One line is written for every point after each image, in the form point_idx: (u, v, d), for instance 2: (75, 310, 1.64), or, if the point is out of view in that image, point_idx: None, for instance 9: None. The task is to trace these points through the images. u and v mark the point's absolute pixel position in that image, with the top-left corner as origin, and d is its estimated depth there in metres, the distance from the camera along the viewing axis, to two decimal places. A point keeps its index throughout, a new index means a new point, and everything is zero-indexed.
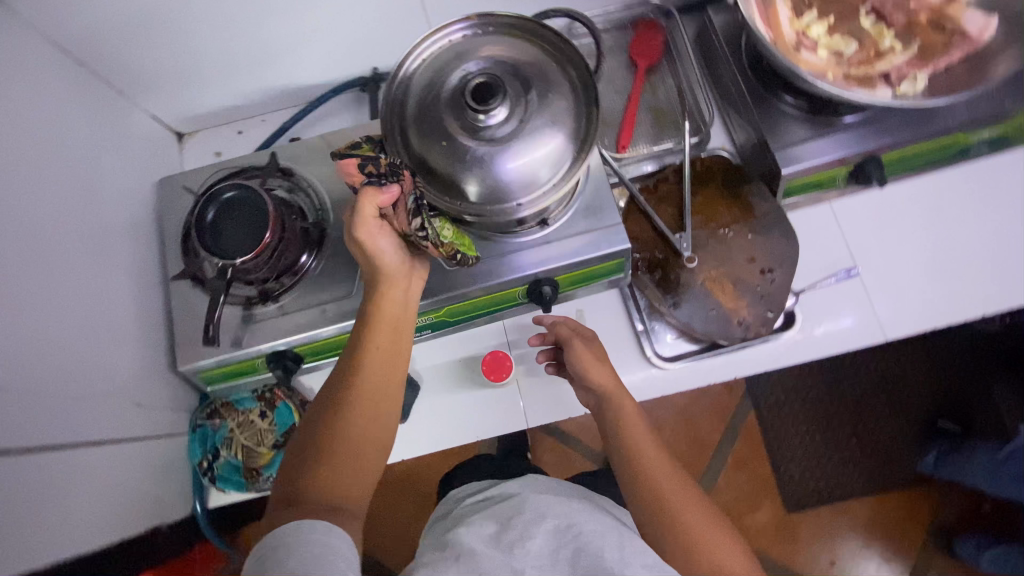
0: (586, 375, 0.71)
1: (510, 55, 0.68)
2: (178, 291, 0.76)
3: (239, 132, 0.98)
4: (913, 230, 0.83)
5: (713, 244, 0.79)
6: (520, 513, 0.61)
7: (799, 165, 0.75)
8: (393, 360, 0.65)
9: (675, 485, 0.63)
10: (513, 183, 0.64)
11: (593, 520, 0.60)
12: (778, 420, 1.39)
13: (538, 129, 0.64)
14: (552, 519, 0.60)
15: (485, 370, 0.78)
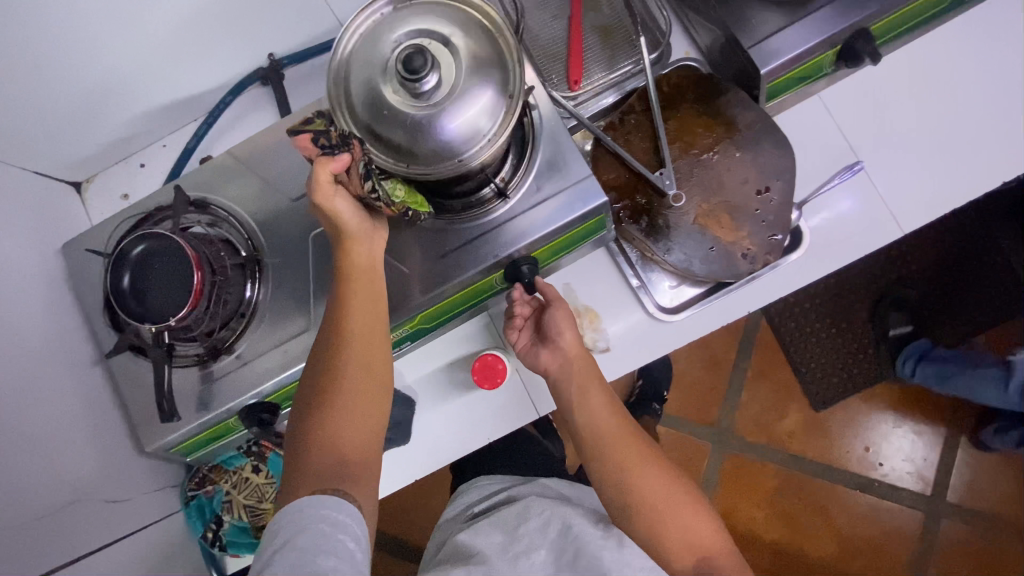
0: (552, 339, 0.67)
1: (446, 17, 0.55)
2: (120, 367, 0.68)
3: (142, 164, 0.85)
4: (915, 103, 0.73)
5: (698, 173, 0.69)
6: (524, 522, 0.60)
7: (779, 60, 0.64)
8: (375, 329, 0.59)
9: (634, 454, 0.60)
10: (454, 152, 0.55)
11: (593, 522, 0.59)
12: (792, 326, 1.33)
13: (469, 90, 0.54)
14: (555, 524, 0.59)
15: (476, 381, 0.72)
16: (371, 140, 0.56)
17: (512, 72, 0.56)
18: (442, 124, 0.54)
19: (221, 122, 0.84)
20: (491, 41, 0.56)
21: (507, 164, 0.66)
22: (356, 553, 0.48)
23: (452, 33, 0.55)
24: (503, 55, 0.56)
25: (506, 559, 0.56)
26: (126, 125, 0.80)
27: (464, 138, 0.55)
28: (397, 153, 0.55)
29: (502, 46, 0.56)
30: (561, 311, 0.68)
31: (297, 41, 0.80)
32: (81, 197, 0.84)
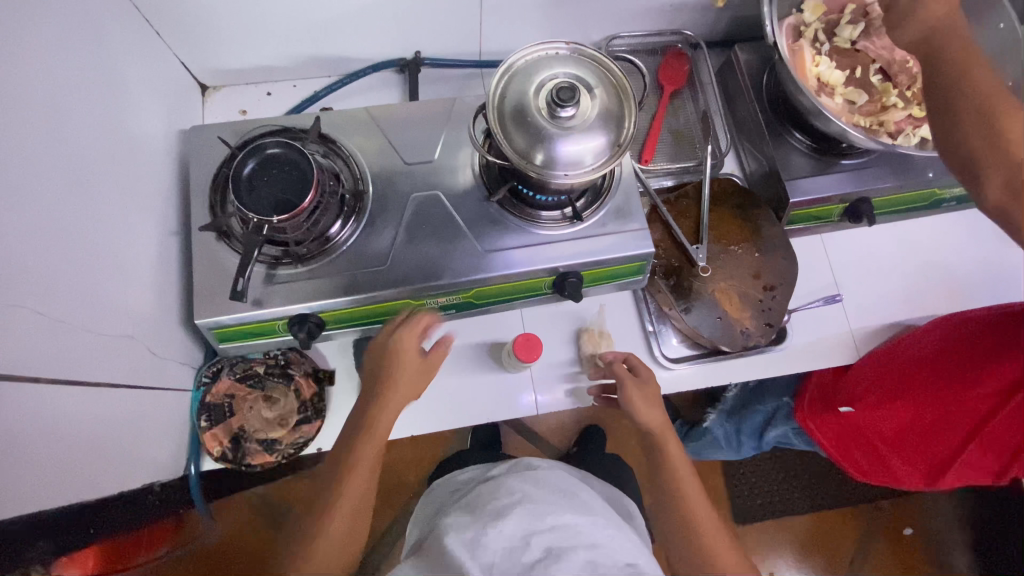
0: (638, 420, 0.76)
1: (594, 78, 0.72)
2: (201, 242, 0.74)
3: (267, 93, 0.96)
4: (887, 267, 0.94)
5: (724, 258, 0.85)
6: (494, 499, 0.70)
7: (804, 196, 0.84)
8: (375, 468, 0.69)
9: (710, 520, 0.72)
10: (562, 166, 0.69)
11: (568, 512, 0.67)
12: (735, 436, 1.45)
13: (592, 129, 0.69)
14: (526, 505, 0.67)
15: (516, 350, 0.79)
16: (503, 136, 0.70)
17: (627, 129, 0.71)
18: (563, 146, 0.68)
19: (352, 86, 0.97)
20: (616, 102, 0.71)
21: (586, 198, 0.81)
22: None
23: (594, 88, 0.71)
24: (624, 119, 0.71)
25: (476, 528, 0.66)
26: (274, 58, 0.92)
27: (573, 162, 0.69)
28: (519, 151, 0.69)
29: (624, 110, 0.72)
30: (636, 391, 0.76)
31: (443, 51, 0.96)
32: (202, 99, 0.93)
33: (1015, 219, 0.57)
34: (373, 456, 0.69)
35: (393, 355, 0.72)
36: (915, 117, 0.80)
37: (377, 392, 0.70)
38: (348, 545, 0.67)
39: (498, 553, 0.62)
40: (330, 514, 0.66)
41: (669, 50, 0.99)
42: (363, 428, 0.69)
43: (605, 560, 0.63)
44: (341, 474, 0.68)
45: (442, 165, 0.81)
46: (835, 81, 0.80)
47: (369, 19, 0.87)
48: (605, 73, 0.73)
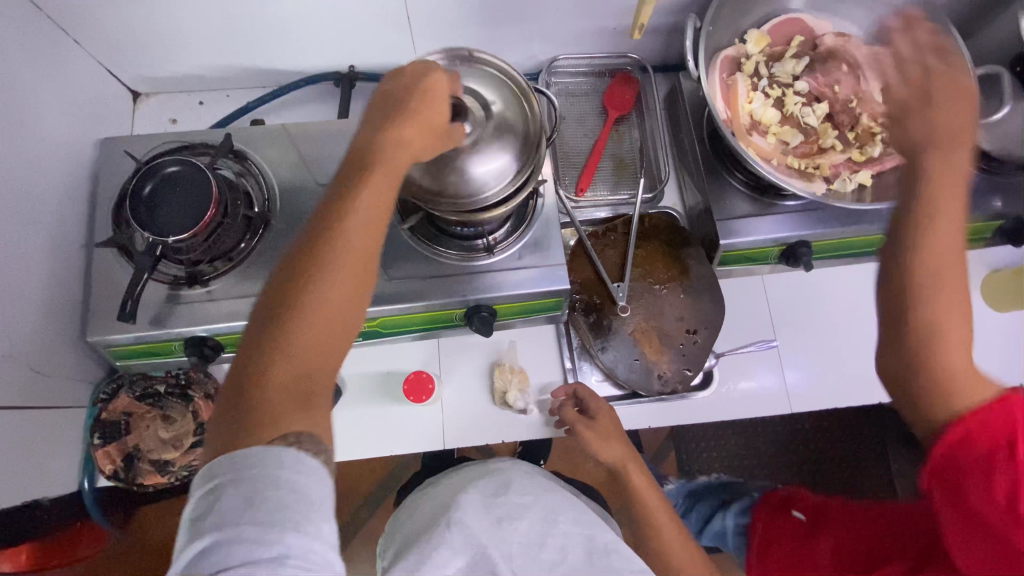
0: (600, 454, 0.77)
1: (489, 90, 0.66)
2: (101, 259, 0.73)
3: (200, 102, 0.94)
4: (829, 313, 0.89)
5: (648, 297, 0.82)
6: (504, 494, 0.73)
7: (735, 238, 0.80)
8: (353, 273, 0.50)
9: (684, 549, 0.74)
10: (464, 190, 0.63)
11: (571, 512, 0.72)
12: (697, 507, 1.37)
13: (491, 147, 0.63)
14: (537, 507, 0.71)
15: (405, 389, 0.78)
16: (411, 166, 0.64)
17: (532, 145, 0.66)
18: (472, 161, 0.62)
19: (286, 98, 0.95)
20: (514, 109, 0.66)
21: (502, 228, 0.78)
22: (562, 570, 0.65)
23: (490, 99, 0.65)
24: (528, 134, 0.66)
25: (489, 522, 0.69)
26: (204, 68, 0.90)
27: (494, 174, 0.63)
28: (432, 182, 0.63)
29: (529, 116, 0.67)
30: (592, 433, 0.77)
31: (379, 65, 0.93)
32: (132, 107, 0.92)
33: (914, 388, 0.50)
34: (377, 199, 0.52)
35: (406, 87, 0.57)
36: (853, 162, 0.75)
37: (348, 184, 0.52)
38: (325, 342, 0.49)
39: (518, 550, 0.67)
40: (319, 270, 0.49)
41: (615, 73, 0.96)
42: (357, 173, 0.53)
43: (621, 552, 0.68)
44: (326, 226, 0.50)
45: None
46: (770, 120, 0.76)
47: (297, 32, 0.85)
48: (502, 84, 0.67)
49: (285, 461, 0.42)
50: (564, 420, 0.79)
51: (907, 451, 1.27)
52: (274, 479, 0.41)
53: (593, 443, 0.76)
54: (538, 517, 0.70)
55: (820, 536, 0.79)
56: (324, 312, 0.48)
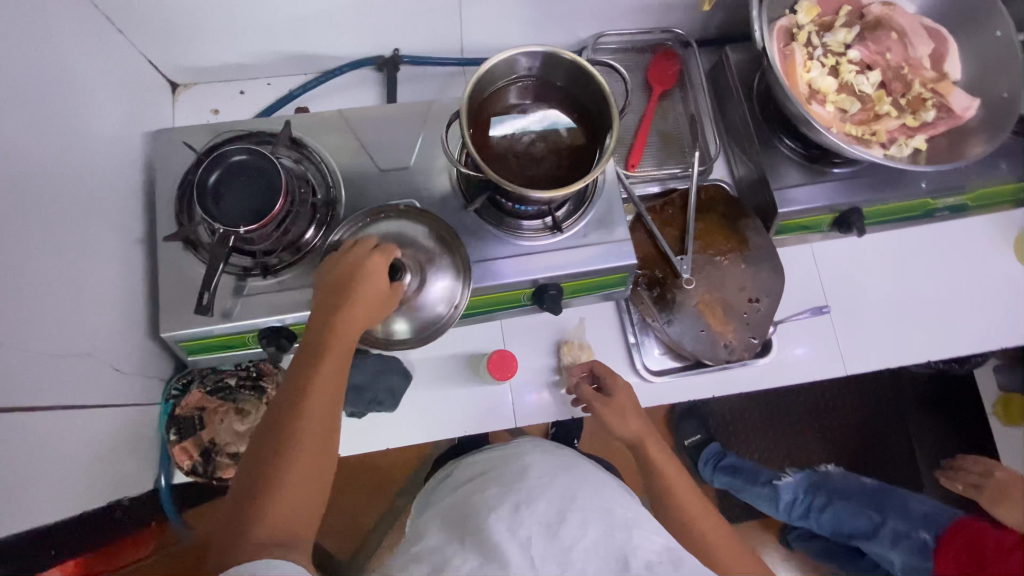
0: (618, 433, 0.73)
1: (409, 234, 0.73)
2: (167, 253, 0.72)
3: (240, 92, 0.93)
4: (876, 278, 0.92)
5: (709, 269, 0.83)
6: (522, 483, 0.73)
7: (793, 207, 0.81)
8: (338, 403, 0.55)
9: (706, 517, 0.65)
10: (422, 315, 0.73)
11: (593, 494, 0.70)
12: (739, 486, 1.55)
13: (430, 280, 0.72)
14: (555, 490, 0.70)
15: (490, 368, 0.78)
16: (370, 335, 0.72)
17: (461, 263, 0.74)
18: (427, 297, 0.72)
19: (327, 85, 0.93)
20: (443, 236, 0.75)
21: (566, 206, 0.79)
22: (563, 542, 0.63)
23: (413, 230, 0.73)
24: (457, 257, 0.74)
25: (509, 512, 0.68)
26: (246, 56, 0.88)
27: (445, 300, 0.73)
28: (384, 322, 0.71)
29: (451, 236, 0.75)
30: (610, 414, 0.73)
31: (423, 48, 0.92)
32: (172, 98, 0.90)
33: None
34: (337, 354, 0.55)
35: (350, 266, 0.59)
36: (908, 127, 0.77)
37: (308, 364, 0.54)
38: (320, 477, 0.51)
39: (532, 532, 0.65)
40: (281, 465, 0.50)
41: (658, 49, 0.96)
42: (315, 351, 0.55)
43: (640, 527, 0.64)
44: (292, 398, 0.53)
45: (419, 171, 0.78)
46: (827, 88, 0.77)
47: (343, 16, 0.83)
48: (400, 223, 0.73)
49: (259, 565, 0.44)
50: (581, 399, 0.76)
51: (925, 415, 1.33)
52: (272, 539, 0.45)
53: (608, 419, 0.73)
54: (555, 498, 0.69)
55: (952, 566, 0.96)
56: (316, 452, 0.51)
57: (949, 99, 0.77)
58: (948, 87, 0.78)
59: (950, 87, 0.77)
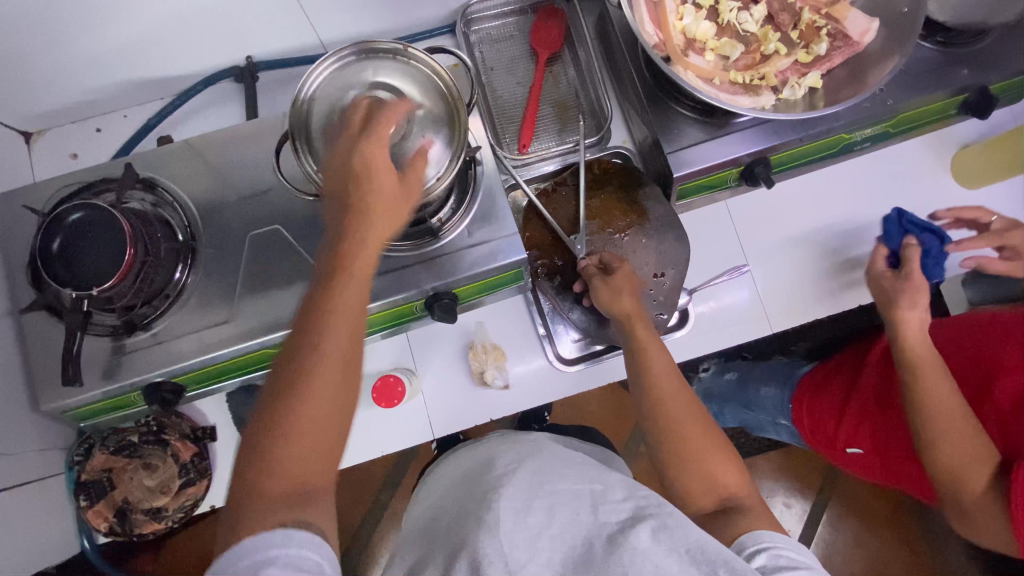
0: (612, 309, 0.71)
1: (401, 81, 0.62)
2: (32, 323, 0.68)
3: (98, 129, 0.87)
4: (797, 226, 0.87)
5: (610, 249, 0.79)
6: (491, 473, 0.64)
7: (690, 168, 0.74)
8: (356, 321, 0.51)
9: (699, 433, 0.61)
10: None
11: (563, 478, 0.60)
12: None
13: (418, 133, 0.60)
14: (523, 476, 0.61)
15: (374, 398, 0.76)
16: (306, 150, 0.60)
17: (457, 130, 0.62)
18: (396, 167, 0.59)
19: (188, 106, 0.87)
20: (444, 106, 0.62)
21: (446, 206, 0.73)
22: (528, 512, 0.54)
23: (410, 89, 0.61)
24: (453, 117, 0.62)
25: (474, 504, 0.58)
26: (90, 91, 0.82)
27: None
28: (326, 140, 0.59)
29: (454, 112, 0.62)
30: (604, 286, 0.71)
31: (278, 49, 0.85)
32: (27, 148, 0.84)
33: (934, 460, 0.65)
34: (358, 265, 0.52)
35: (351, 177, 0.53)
36: (800, 64, 0.70)
37: (326, 275, 0.51)
38: (336, 404, 0.48)
39: (498, 517, 0.55)
40: (302, 397, 0.47)
41: (539, 9, 0.88)
42: (331, 267, 0.51)
43: (605, 503, 0.56)
44: (306, 319, 0.50)
45: (279, 192, 0.73)
46: (704, 35, 0.71)
47: (177, 32, 0.76)
48: (398, 66, 0.62)
49: (276, 539, 0.41)
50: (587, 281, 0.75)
51: None
52: (271, 559, 0.40)
53: (600, 294, 0.71)
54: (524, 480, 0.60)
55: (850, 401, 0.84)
56: (332, 374, 0.48)
57: (843, 24, 0.69)
58: (843, 10, 0.70)
59: (846, 9, 0.70)
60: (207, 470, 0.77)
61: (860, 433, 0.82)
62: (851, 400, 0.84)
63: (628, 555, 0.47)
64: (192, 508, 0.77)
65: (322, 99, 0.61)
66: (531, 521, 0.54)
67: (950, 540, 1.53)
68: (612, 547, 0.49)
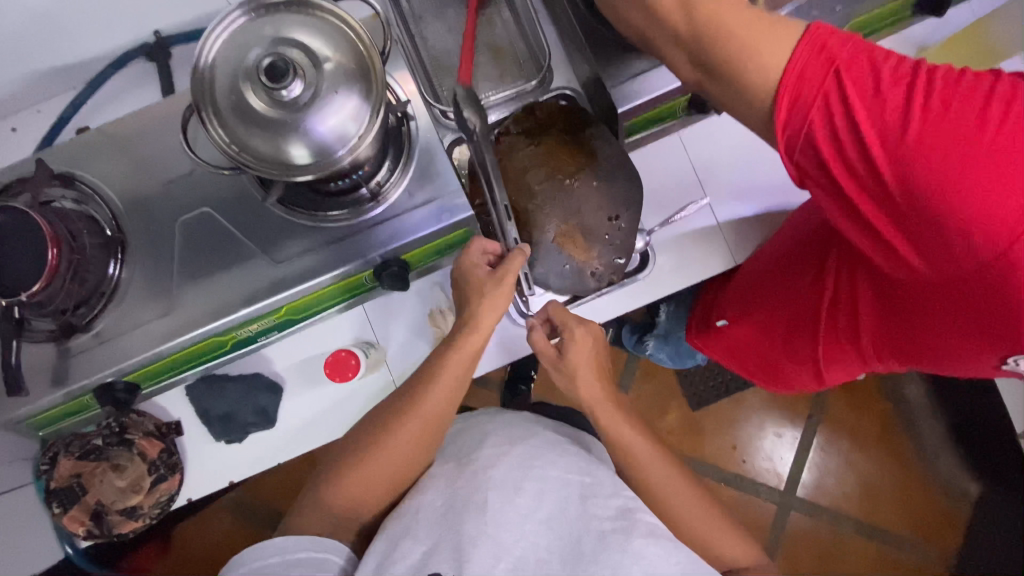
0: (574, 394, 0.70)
1: (307, 33, 0.58)
2: None
3: (12, 129, 0.82)
4: (761, 149, 0.83)
5: (560, 195, 0.75)
6: (480, 450, 0.62)
7: (634, 102, 0.72)
8: (420, 440, 0.63)
9: (690, 501, 0.66)
10: (320, 155, 0.57)
11: (554, 461, 0.59)
12: (698, 373, 1.61)
13: (331, 88, 0.57)
14: (515, 451, 0.60)
15: (328, 373, 0.77)
16: (215, 121, 0.57)
17: (373, 80, 0.58)
18: (311, 129, 0.56)
19: (104, 92, 0.82)
20: (357, 58, 0.58)
21: (382, 168, 0.70)
22: (518, 490, 0.56)
23: (318, 45, 0.57)
24: (368, 67, 0.58)
25: (465, 478, 0.58)
26: None
27: (332, 144, 0.58)
28: (234, 108, 0.56)
29: (367, 61, 0.58)
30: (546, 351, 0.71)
31: (189, 19, 0.79)
32: None
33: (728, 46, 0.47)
34: (441, 404, 0.65)
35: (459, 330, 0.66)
36: None
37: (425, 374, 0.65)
38: (379, 483, 0.63)
39: (490, 496, 0.55)
40: (368, 463, 0.63)
41: None
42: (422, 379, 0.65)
43: (596, 496, 0.56)
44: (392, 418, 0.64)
45: (205, 173, 0.69)
46: None
47: (73, 12, 0.71)
48: (302, 18, 0.58)
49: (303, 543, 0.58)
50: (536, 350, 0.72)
51: None
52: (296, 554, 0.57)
53: (559, 379, 0.71)
54: (516, 459, 0.59)
55: (743, 274, 0.80)
56: (401, 458, 0.63)
57: None
58: None
59: None
60: (178, 465, 0.76)
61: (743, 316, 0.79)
62: (743, 274, 0.81)
63: (618, 556, 0.50)
64: (170, 503, 0.76)
65: (224, 66, 0.57)
66: (521, 500, 0.55)
67: (939, 450, 1.56)
68: (600, 544, 0.51)
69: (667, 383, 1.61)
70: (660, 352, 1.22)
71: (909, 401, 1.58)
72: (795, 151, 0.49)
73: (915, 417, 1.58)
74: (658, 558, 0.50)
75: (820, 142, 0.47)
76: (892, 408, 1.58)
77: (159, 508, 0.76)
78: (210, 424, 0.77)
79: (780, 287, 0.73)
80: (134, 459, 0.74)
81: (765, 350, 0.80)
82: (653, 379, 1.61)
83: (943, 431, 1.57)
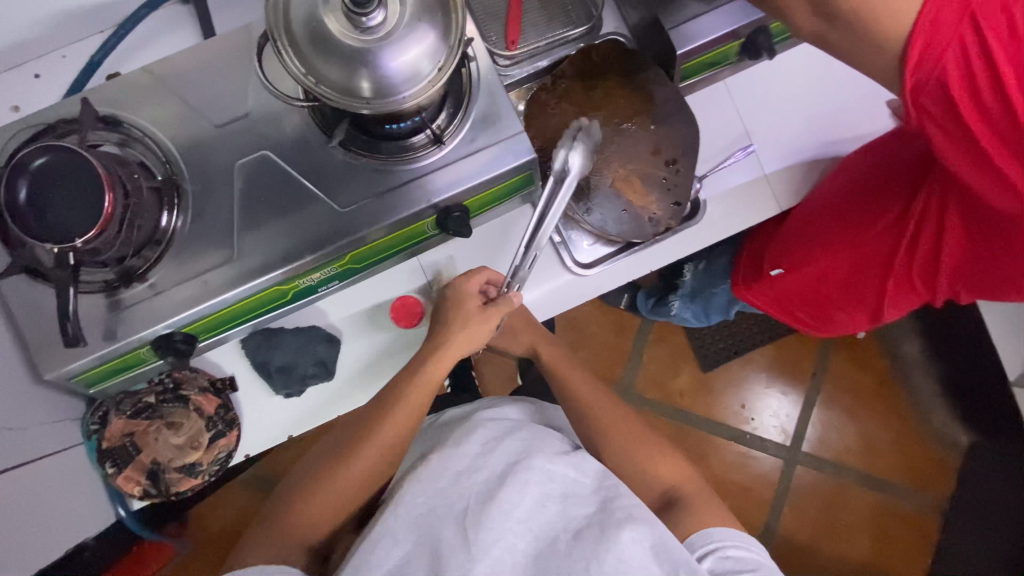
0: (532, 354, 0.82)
1: None
2: (16, 291, 0.62)
3: (35, 75, 0.76)
4: (804, 96, 0.85)
5: (620, 139, 0.77)
6: (465, 443, 0.63)
7: (694, 43, 0.72)
8: (383, 459, 0.64)
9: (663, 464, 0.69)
10: (400, 86, 0.56)
11: (542, 453, 0.62)
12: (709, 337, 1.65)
13: (411, 16, 0.55)
14: (509, 445, 0.62)
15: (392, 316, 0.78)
16: (291, 51, 0.55)
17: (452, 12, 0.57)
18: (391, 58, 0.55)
19: (136, 37, 0.77)
20: None
21: (443, 112, 0.68)
22: (498, 489, 0.57)
23: None
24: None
25: (459, 475, 0.59)
26: (20, 28, 0.71)
27: (409, 78, 0.56)
28: (310, 36, 0.54)
29: None
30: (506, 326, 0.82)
31: None
32: None
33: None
34: (415, 410, 0.67)
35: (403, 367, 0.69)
36: None
37: (386, 401, 0.67)
38: (341, 502, 0.63)
39: (471, 500, 0.56)
40: (334, 480, 0.63)
41: None
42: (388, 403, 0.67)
43: (576, 496, 0.59)
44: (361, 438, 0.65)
45: (262, 116, 0.67)
46: None
47: None
48: None
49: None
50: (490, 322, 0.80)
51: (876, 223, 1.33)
52: None
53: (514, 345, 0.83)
54: (503, 459, 0.60)
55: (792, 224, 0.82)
56: (365, 476, 0.64)
57: None
58: None
59: None
60: (235, 420, 0.74)
61: (802, 264, 0.80)
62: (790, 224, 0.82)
63: (593, 548, 0.52)
64: (226, 460, 0.74)
65: None
66: (508, 497, 0.56)
67: (933, 406, 1.64)
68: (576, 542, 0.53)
69: (679, 346, 1.64)
70: (686, 312, 1.24)
71: (907, 359, 1.66)
72: (925, 94, 0.50)
73: (912, 374, 1.65)
74: (634, 552, 0.52)
75: (953, 82, 0.48)
76: (891, 366, 1.65)
77: (215, 466, 0.74)
78: (269, 376, 0.75)
79: (842, 235, 0.75)
80: (189, 416, 0.72)
81: (820, 294, 0.83)
82: (666, 343, 1.64)
83: (937, 388, 1.64)
